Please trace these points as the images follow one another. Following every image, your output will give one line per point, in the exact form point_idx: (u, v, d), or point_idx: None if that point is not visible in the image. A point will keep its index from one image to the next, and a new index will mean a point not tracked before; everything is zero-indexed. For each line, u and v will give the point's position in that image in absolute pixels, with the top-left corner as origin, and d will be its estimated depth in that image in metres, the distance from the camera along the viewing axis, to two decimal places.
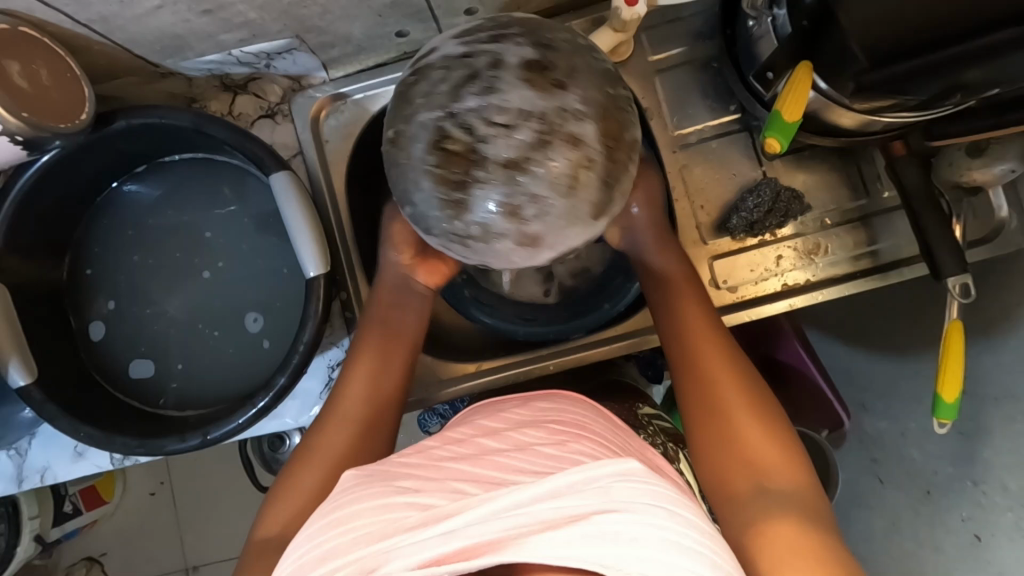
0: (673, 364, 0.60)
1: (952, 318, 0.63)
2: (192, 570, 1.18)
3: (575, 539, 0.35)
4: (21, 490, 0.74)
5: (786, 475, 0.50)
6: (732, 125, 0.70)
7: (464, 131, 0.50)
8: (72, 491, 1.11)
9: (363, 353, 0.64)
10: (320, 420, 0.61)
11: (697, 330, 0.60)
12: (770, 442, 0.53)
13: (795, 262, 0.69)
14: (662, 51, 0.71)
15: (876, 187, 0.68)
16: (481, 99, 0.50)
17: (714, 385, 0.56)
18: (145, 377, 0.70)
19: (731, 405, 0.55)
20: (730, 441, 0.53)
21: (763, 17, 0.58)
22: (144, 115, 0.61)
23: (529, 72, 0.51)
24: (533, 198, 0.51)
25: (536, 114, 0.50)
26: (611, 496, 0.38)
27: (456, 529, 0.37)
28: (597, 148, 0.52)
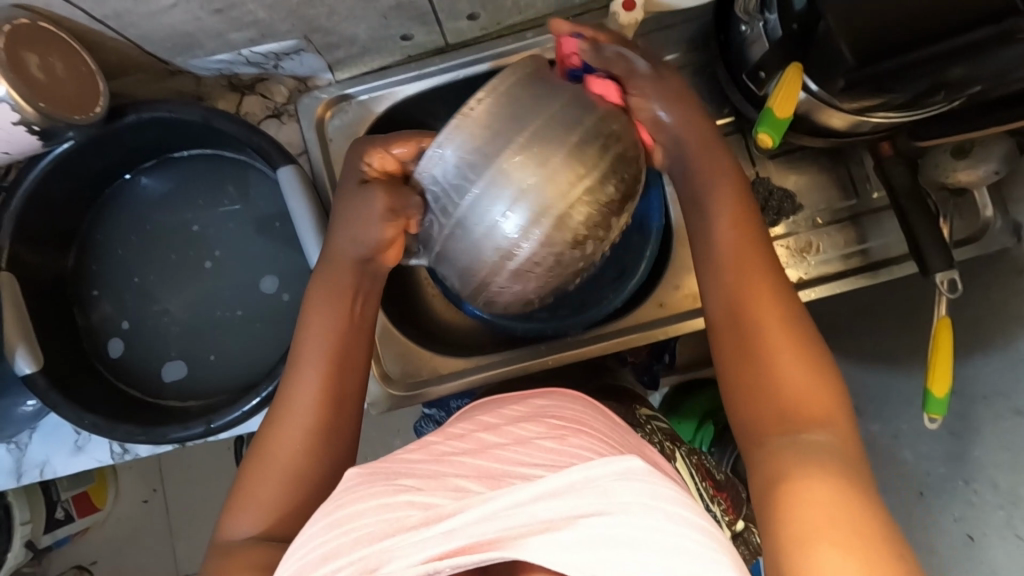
0: (719, 314, 0.53)
1: (940, 316, 0.65)
2: None
3: (575, 541, 0.35)
4: (20, 485, 0.73)
5: (823, 434, 0.46)
6: (726, 128, 0.73)
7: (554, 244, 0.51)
8: (64, 497, 1.10)
9: (309, 353, 0.58)
10: (271, 417, 0.56)
11: (748, 262, 0.53)
12: (819, 398, 0.48)
13: (787, 260, 0.71)
14: (657, 57, 0.74)
15: (865, 188, 0.70)
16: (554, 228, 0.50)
17: (761, 318, 0.51)
18: (174, 377, 0.71)
19: (782, 353, 0.49)
20: (773, 400, 0.48)
21: (755, 21, 0.60)
22: (155, 109, 0.63)
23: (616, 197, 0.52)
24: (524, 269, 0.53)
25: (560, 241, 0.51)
26: (611, 497, 0.39)
27: (456, 529, 0.37)
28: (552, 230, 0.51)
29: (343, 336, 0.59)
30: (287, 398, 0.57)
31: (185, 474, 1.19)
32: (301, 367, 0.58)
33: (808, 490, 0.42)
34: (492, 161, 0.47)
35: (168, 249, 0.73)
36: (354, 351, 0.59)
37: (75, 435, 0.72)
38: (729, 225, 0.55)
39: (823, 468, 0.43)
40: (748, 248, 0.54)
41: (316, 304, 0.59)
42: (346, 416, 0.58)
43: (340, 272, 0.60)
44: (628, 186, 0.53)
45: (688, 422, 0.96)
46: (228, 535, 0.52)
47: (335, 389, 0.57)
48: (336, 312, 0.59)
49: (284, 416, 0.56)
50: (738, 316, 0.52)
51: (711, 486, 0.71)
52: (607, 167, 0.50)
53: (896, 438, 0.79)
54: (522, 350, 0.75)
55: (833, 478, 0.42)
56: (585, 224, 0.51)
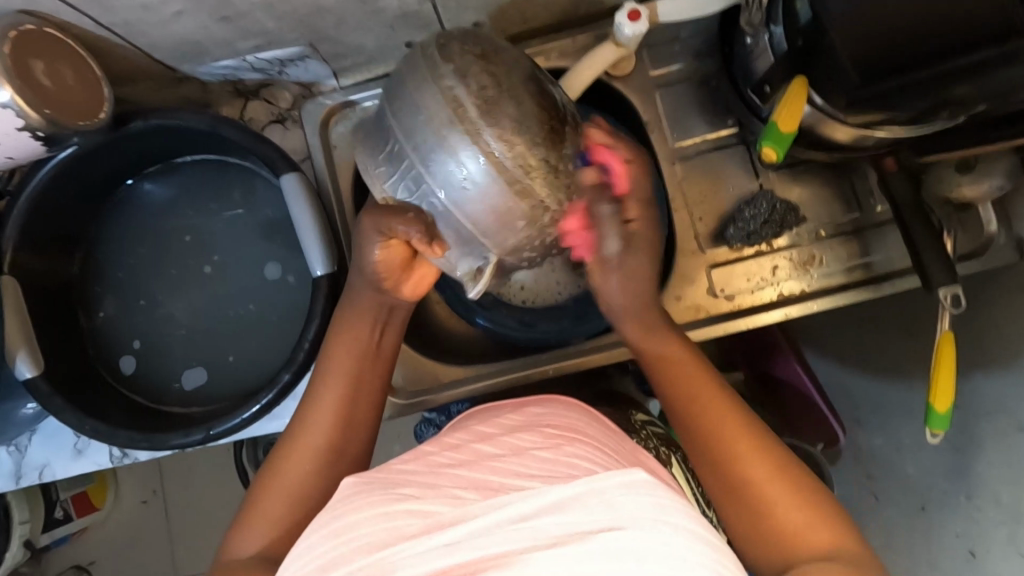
0: (693, 452, 0.53)
1: (943, 328, 0.64)
2: None
3: (578, 558, 0.36)
4: (19, 487, 0.74)
5: (832, 548, 0.46)
6: (728, 139, 0.73)
7: (475, 107, 0.47)
8: (64, 497, 1.10)
9: (330, 374, 0.58)
10: (287, 436, 0.57)
11: (708, 399, 0.54)
12: (809, 508, 0.48)
13: (790, 272, 0.70)
14: (662, 68, 0.74)
15: (869, 202, 0.70)
16: (464, 97, 0.47)
17: (734, 444, 0.51)
18: (195, 384, 0.71)
19: (759, 478, 0.50)
20: (768, 522, 0.49)
21: (760, 34, 0.60)
22: (160, 116, 0.63)
23: (475, 51, 0.50)
24: (512, 143, 0.47)
25: (486, 117, 0.47)
26: (616, 510, 0.39)
27: (459, 540, 0.39)
28: (500, 115, 0.47)
29: (362, 359, 0.59)
30: (304, 418, 0.57)
31: (185, 476, 1.19)
32: (314, 394, 0.58)
33: None
34: (428, 143, 0.48)
35: (172, 256, 0.73)
36: (372, 380, 0.59)
37: (75, 438, 0.72)
38: (670, 345, 0.57)
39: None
40: (698, 373, 0.56)
41: (340, 346, 0.59)
42: (359, 436, 0.57)
43: (362, 318, 0.60)
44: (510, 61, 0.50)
45: None
46: (232, 553, 0.50)
47: (350, 407, 0.57)
48: (357, 340, 0.59)
49: (297, 436, 0.56)
50: (711, 450, 0.52)
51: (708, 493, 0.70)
52: (493, 69, 0.49)
53: (898, 451, 0.79)
54: (523, 359, 0.75)
55: None
56: (485, 81, 0.48)
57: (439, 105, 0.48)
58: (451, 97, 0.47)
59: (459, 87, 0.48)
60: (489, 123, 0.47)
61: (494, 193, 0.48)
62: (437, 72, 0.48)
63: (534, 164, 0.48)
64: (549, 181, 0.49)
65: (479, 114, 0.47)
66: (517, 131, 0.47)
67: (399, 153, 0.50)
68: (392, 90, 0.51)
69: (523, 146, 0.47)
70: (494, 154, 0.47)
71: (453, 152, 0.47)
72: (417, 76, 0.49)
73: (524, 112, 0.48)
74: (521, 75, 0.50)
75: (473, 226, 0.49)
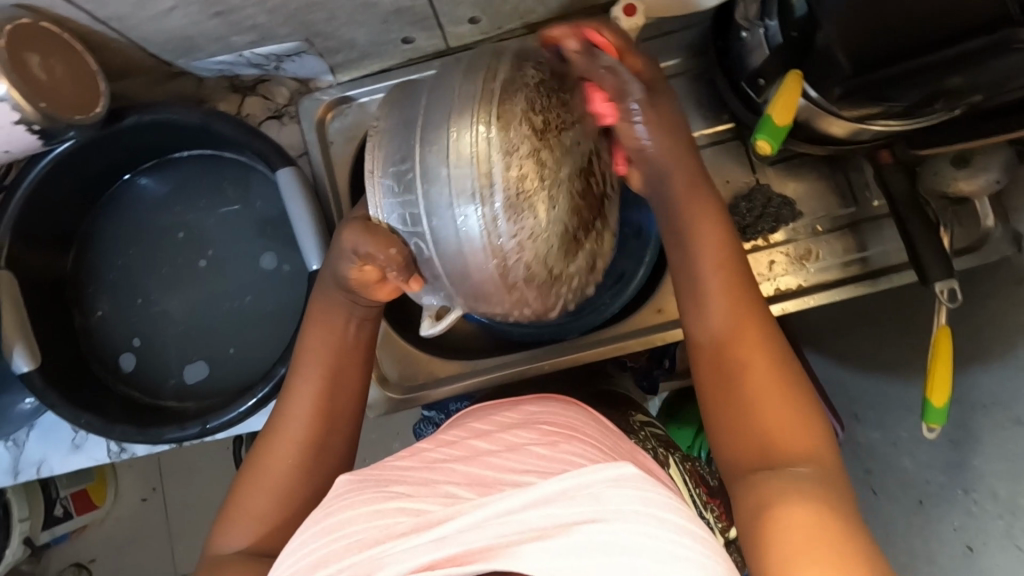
0: (698, 343, 0.54)
1: (939, 323, 0.65)
2: None
3: (565, 549, 0.36)
4: (17, 482, 0.74)
5: (803, 460, 0.48)
6: (725, 134, 0.73)
7: (505, 171, 0.43)
8: (63, 494, 1.10)
9: (306, 370, 0.57)
10: (267, 431, 0.57)
11: (736, 309, 0.53)
12: (803, 430, 0.50)
13: (787, 267, 0.70)
14: (657, 63, 0.74)
15: (865, 196, 0.70)
16: (501, 155, 0.43)
17: (745, 349, 0.52)
18: (197, 378, 0.71)
19: (764, 394, 0.51)
20: (752, 422, 0.50)
21: (755, 28, 0.60)
22: (155, 111, 0.63)
23: (540, 99, 0.45)
24: (528, 221, 0.44)
25: (515, 181, 0.43)
26: (602, 504, 0.40)
27: (448, 535, 0.38)
28: (529, 183, 0.44)
29: (337, 356, 0.57)
30: (282, 414, 0.56)
31: (184, 474, 1.19)
32: (290, 387, 0.57)
33: (783, 508, 0.45)
34: (443, 161, 0.44)
35: (170, 253, 0.73)
36: (350, 377, 0.58)
37: (73, 434, 0.73)
38: (704, 232, 0.54)
39: (807, 492, 0.45)
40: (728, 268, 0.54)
41: (314, 342, 0.57)
42: (341, 431, 0.57)
43: (336, 313, 0.57)
44: (577, 104, 0.48)
45: (686, 428, 0.95)
46: (218, 550, 0.52)
47: (329, 404, 0.56)
48: (331, 337, 0.57)
49: (276, 432, 0.56)
50: (721, 345, 0.53)
51: (705, 493, 0.70)
52: (552, 106, 0.46)
53: (895, 446, 0.79)
54: (519, 355, 0.74)
55: (814, 502, 0.45)
56: (533, 140, 0.44)
57: (475, 126, 0.44)
58: (485, 151, 0.43)
59: (496, 143, 0.44)
60: (507, 193, 0.43)
61: (478, 259, 0.45)
62: (487, 112, 0.44)
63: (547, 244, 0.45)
64: (539, 256, 0.45)
65: (503, 183, 0.43)
66: (540, 194, 0.44)
67: (407, 158, 0.46)
68: (436, 105, 0.46)
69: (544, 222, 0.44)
70: (501, 229, 0.44)
71: (458, 205, 0.44)
72: (469, 105, 0.45)
73: (560, 182, 0.45)
74: (580, 127, 0.47)
75: (451, 281, 0.47)
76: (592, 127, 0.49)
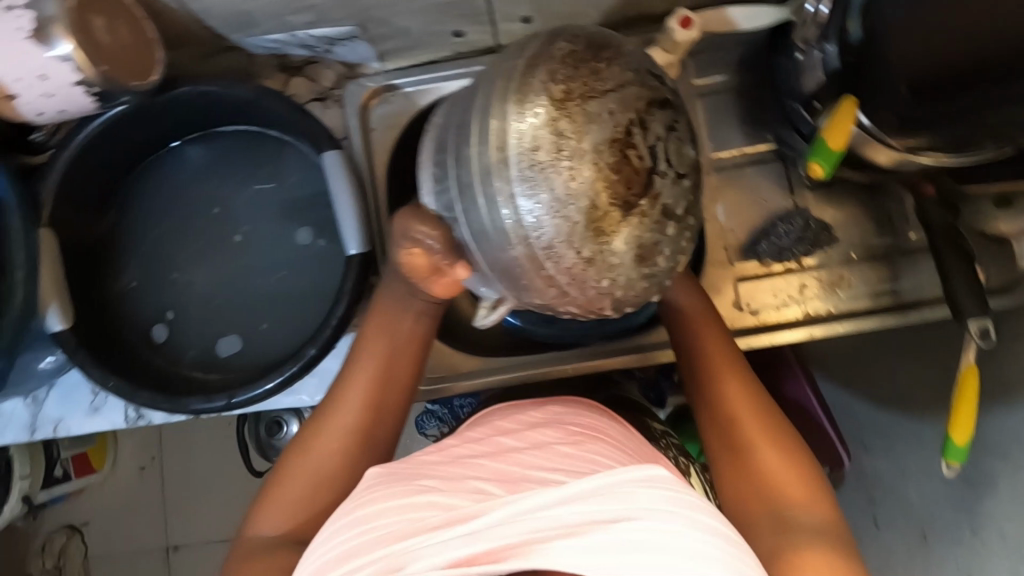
0: (698, 405, 0.59)
1: (965, 362, 0.64)
2: (173, 548, 1.18)
3: (598, 547, 0.37)
4: (32, 440, 0.74)
5: (810, 512, 0.51)
6: (766, 154, 0.72)
7: (524, 146, 0.44)
8: (64, 456, 1.10)
9: (362, 359, 0.58)
10: (316, 416, 0.57)
11: (733, 382, 0.58)
12: (808, 490, 0.52)
13: (818, 292, 0.70)
14: (704, 77, 0.74)
15: (903, 228, 0.70)
16: (520, 126, 0.44)
17: (740, 410, 0.57)
18: (230, 352, 0.70)
19: (766, 460, 0.54)
20: (758, 480, 0.53)
21: (812, 51, 0.59)
22: (208, 83, 0.64)
23: (567, 68, 0.45)
24: (552, 193, 0.43)
25: (533, 151, 0.43)
26: (631, 503, 0.40)
27: (479, 530, 0.39)
28: (547, 156, 0.43)
29: (392, 348, 0.58)
30: (333, 402, 0.57)
31: (185, 445, 1.20)
32: (345, 375, 0.58)
33: (804, 560, 0.47)
34: (467, 141, 0.46)
35: (204, 224, 0.73)
36: (401, 370, 0.58)
37: (92, 395, 0.73)
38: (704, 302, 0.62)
39: (819, 543, 0.48)
40: (721, 340, 0.61)
41: (372, 333, 0.58)
42: (388, 424, 0.57)
43: (399, 307, 0.58)
44: (616, 72, 0.45)
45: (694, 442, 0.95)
46: (252, 533, 0.53)
47: (378, 399, 0.57)
48: (386, 329, 0.58)
49: (325, 418, 0.56)
50: (717, 406, 0.57)
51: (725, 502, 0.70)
52: (579, 75, 0.45)
53: (904, 479, 0.79)
54: (541, 356, 0.74)
55: (826, 552, 0.48)
56: (555, 109, 0.44)
57: (498, 102, 0.45)
58: (505, 125, 0.44)
59: (514, 113, 0.44)
60: (523, 166, 0.44)
61: (505, 242, 0.45)
62: (511, 87, 0.45)
63: (575, 223, 0.43)
64: (566, 237, 0.43)
65: (518, 155, 0.44)
66: (558, 165, 0.43)
67: (445, 148, 0.50)
68: (472, 91, 0.49)
69: (569, 196, 0.43)
70: (524, 205, 0.44)
71: (481, 187, 0.45)
72: (498, 81, 0.46)
73: (585, 154, 0.43)
74: (618, 94, 0.44)
75: (487, 266, 0.48)
76: (640, 93, 0.45)
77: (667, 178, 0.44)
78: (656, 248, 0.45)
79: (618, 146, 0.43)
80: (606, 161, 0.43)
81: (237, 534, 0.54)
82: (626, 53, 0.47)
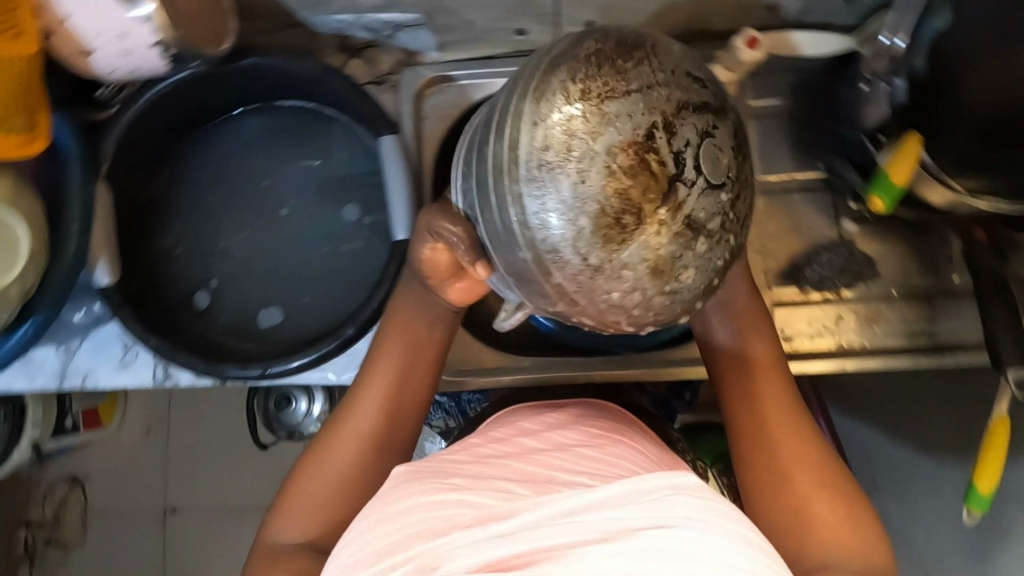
0: (733, 426, 0.57)
1: (996, 411, 0.63)
2: (170, 510, 1.19)
3: (632, 552, 0.37)
4: (60, 388, 0.75)
5: (851, 548, 0.49)
6: (815, 182, 0.72)
7: (537, 147, 0.41)
8: (76, 408, 1.09)
9: (378, 367, 0.58)
10: (332, 422, 0.57)
11: (775, 404, 0.57)
12: (841, 514, 0.51)
13: (854, 326, 0.69)
14: (761, 99, 0.73)
15: (946, 270, 0.70)
16: (535, 127, 0.41)
17: (781, 434, 0.55)
18: (271, 323, 0.71)
19: (800, 484, 0.53)
20: (797, 509, 0.52)
21: (878, 83, 0.59)
22: (275, 57, 0.65)
23: (593, 65, 0.41)
24: (560, 198, 0.40)
25: (544, 152, 0.40)
26: (665, 510, 0.40)
27: (512, 531, 0.39)
28: (556, 157, 0.40)
29: (409, 355, 0.58)
30: (349, 408, 0.57)
31: (194, 409, 1.21)
32: (362, 382, 0.58)
33: None
34: (488, 139, 0.44)
35: (250, 197, 0.74)
36: (417, 378, 0.58)
37: (123, 350, 0.74)
38: (746, 318, 0.59)
39: None
40: (767, 359, 0.59)
41: (391, 338, 0.58)
42: (404, 432, 0.57)
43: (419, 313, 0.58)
44: (644, 72, 0.41)
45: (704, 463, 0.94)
46: (272, 540, 0.52)
47: (399, 398, 0.57)
48: (404, 334, 0.58)
49: (342, 424, 0.57)
50: (756, 430, 0.56)
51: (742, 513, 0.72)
52: (600, 72, 0.41)
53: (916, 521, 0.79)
54: (565, 359, 0.74)
55: None
56: (570, 109, 0.40)
57: (517, 102, 0.43)
58: (520, 125, 0.42)
59: (529, 114, 0.42)
60: (534, 168, 0.41)
61: (514, 246, 0.43)
62: (531, 88, 0.42)
63: (584, 230, 0.40)
64: (571, 245, 0.40)
65: (529, 156, 0.41)
66: (567, 167, 0.40)
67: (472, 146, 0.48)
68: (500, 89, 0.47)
69: (578, 202, 0.39)
70: (535, 208, 0.41)
71: (496, 189, 0.43)
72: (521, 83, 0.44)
73: (597, 158, 0.39)
74: (642, 95, 0.40)
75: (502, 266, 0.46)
76: (670, 95, 0.40)
77: (695, 187, 0.39)
78: (678, 264, 0.40)
79: (638, 150, 0.39)
80: (620, 165, 0.39)
81: (256, 539, 0.54)
82: (666, 49, 0.43)
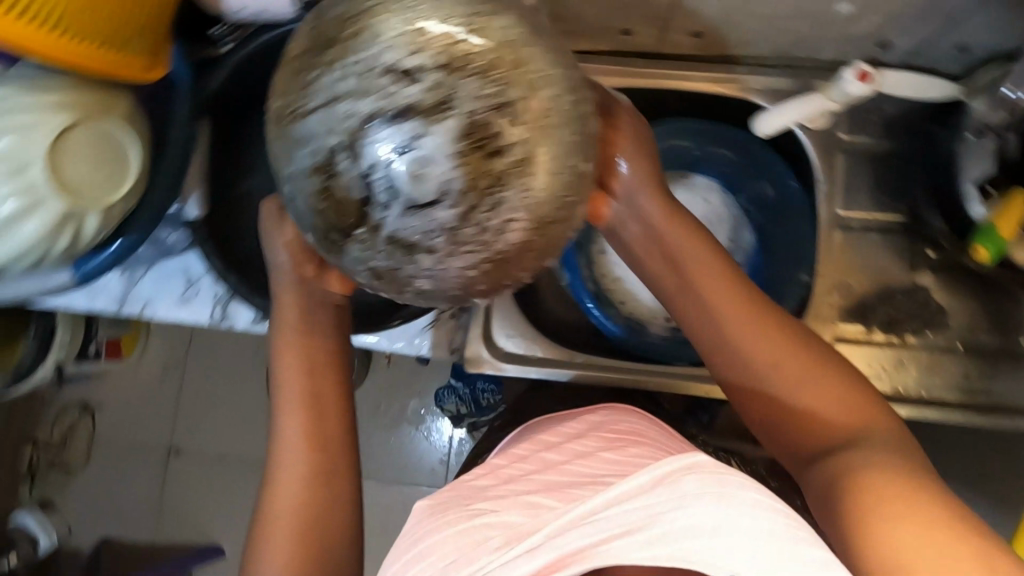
0: (709, 359, 0.53)
1: None
2: (175, 451, 1.17)
3: (661, 545, 0.34)
4: (119, 312, 0.76)
5: (868, 433, 0.48)
6: (895, 224, 0.72)
7: (276, 144, 0.41)
8: (101, 335, 1.03)
9: (292, 401, 0.56)
10: (270, 473, 0.55)
11: (745, 318, 0.52)
12: (850, 405, 0.49)
13: (914, 373, 0.69)
14: (854, 135, 0.72)
15: (1014, 331, 0.69)
16: (276, 124, 0.41)
17: (764, 349, 0.51)
18: None
19: (790, 370, 0.50)
20: (802, 414, 0.50)
21: (987, 135, 0.63)
22: None
23: (308, 57, 0.40)
24: (291, 197, 0.41)
25: (286, 159, 0.41)
26: (685, 493, 0.36)
27: (539, 545, 0.36)
28: (281, 154, 0.41)
29: (316, 374, 0.57)
30: (281, 448, 0.55)
31: (213, 355, 1.18)
32: (281, 420, 0.56)
33: (881, 491, 0.43)
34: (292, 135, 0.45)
35: None
36: (330, 398, 0.57)
37: (186, 285, 0.75)
38: (697, 257, 0.53)
39: (889, 468, 0.45)
40: (728, 283, 0.53)
41: (290, 362, 0.57)
42: (341, 456, 0.56)
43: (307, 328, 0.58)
44: (342, 48, 0.38)
45: None
46: None
47: (321, 430, 0.56)
48: (303, 353, 0.57)
49: (280, 471, 0.54)
50: (730, 357, 0.52)
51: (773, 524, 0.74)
52: (319, 61, 0.39)
53: None
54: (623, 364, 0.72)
55: (903, 476, 0.44)
56: (287, 106, 0.40)
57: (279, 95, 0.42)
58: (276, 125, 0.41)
59: (276, 113, 0.41)
60: (282, 170, 0.42)
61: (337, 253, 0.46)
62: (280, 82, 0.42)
63: (325, 233, 0.41)
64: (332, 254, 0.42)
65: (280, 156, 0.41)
66: (292, 168, 0.40)
67: None
68: None
69: (296, 200, 0.41)
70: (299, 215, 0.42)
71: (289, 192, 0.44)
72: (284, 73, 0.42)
73: (298, 177, 0.40)
74: (341, 82, 0.38)
75: None
76: (363, 72, 0.37)
77: (389, 212, 0.38)
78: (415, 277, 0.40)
79: (337, 154, 0.38)
80: (317, 172, 0.39)
81: None
82: (390, 9, 0.39)
